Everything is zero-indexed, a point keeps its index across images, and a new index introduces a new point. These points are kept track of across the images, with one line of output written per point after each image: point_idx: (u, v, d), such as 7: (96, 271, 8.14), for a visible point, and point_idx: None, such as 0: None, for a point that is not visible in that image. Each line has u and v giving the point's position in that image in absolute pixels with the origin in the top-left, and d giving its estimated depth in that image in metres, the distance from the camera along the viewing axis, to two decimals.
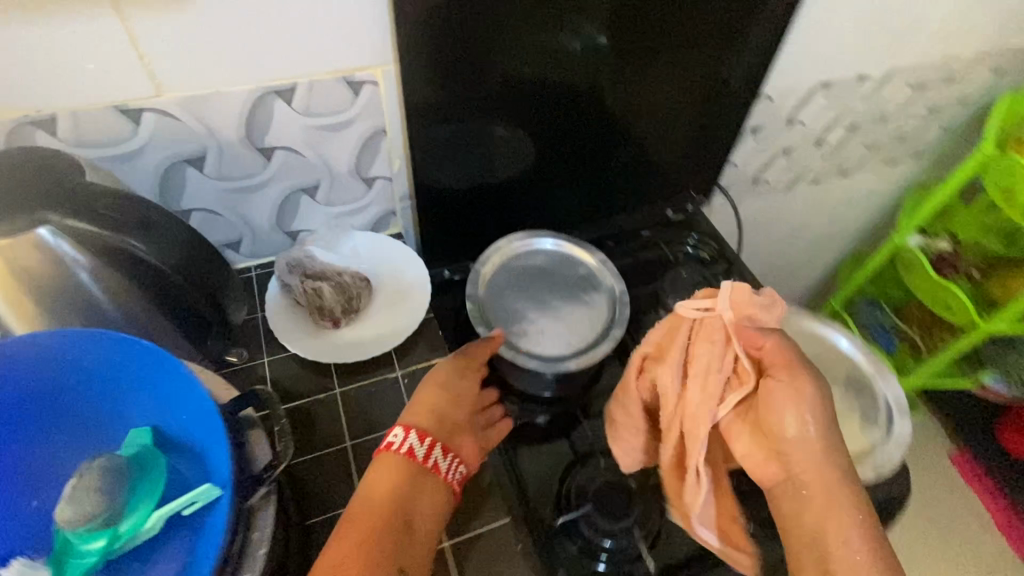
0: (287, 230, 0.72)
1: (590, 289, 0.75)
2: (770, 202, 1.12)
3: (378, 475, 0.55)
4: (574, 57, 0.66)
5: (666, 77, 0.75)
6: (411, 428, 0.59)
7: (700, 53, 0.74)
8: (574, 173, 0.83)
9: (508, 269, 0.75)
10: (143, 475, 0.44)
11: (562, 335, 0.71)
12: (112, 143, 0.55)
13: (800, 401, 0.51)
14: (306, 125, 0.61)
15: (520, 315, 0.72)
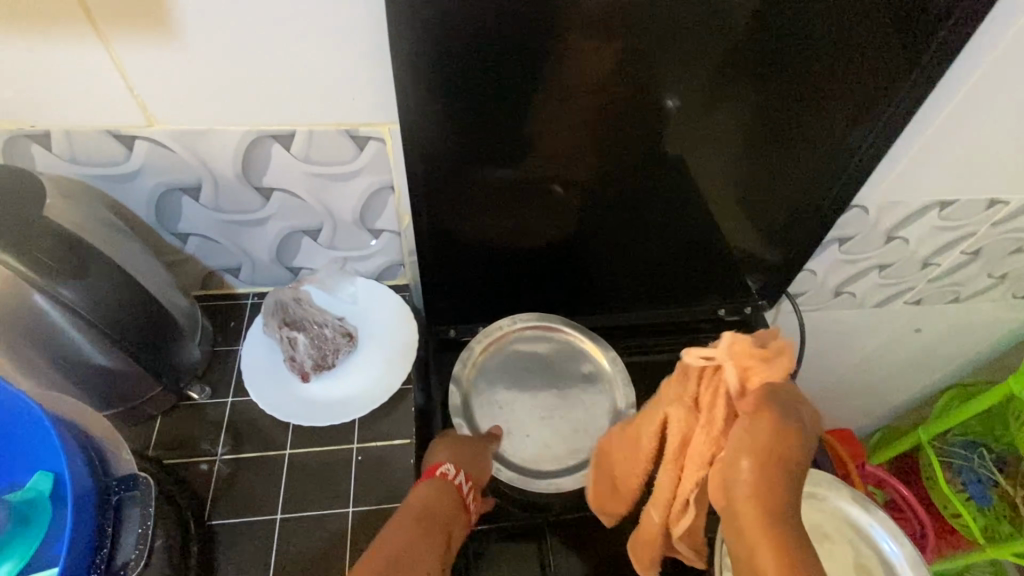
0: (288, 266, 0.69)
1: (593, 394, 0.67)
2: (855, 315, 0.95)
3: (428, 491, 0.54)
4: (634, 121, 0.58)
5: (729, 165, 0.65)
6: (461, 467, 0.57)
7: (776, 145, 0.63)
8: (609, 254, 0.74)
9: (508, 353, 0.69)
10: (19, 531, 0.41)
11: (546, 445, 0.65)
12: (106, 165, 0.54)
13: (758, 443, 0.41)
14: (307, 172, 0.57)
15: (507, 409, 0.66)
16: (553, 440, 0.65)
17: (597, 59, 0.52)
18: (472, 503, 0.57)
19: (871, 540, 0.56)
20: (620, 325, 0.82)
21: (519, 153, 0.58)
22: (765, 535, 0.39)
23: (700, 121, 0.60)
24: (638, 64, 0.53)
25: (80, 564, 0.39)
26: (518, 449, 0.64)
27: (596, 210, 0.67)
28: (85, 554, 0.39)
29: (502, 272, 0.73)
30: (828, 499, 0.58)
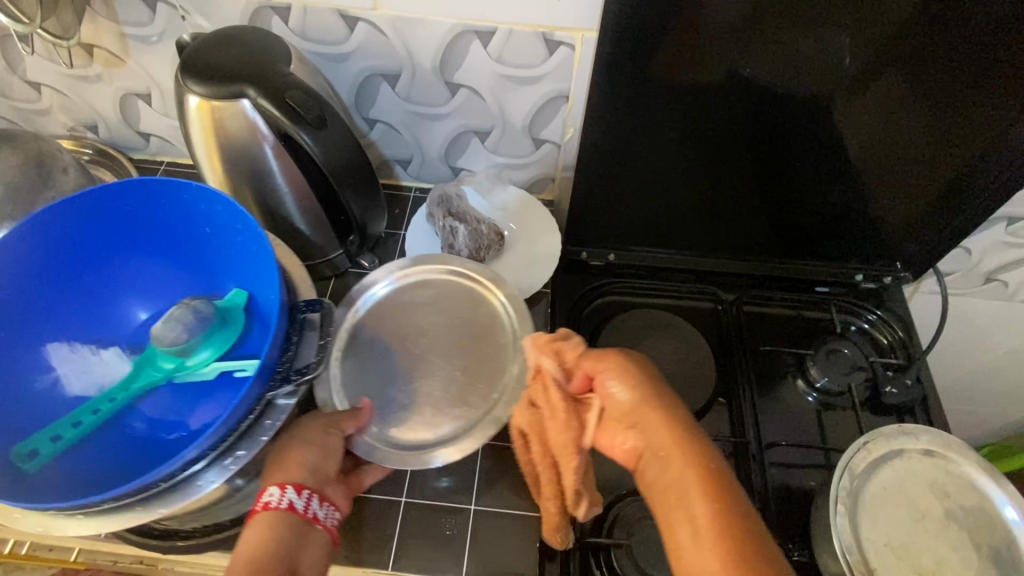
0: (452, 164, 0.74)
1: (488, 346, 0.59)
2: (999, 308, 0.90)
3: (252, 538, 0.43)
4: (811, 66, 0.60)
5: (902, 117, 0.64)
6: (287, 481, 0.46)
7: (959, 101, 0.62)
8: (753, 196, 0.74)
9: (388, 305, 0.61)
10: (219, 330, 0.50)
11: (428, 407, 0.55)
12: (327, 43, 0.61)
13: (621, 372, 0.48)
14: (495, 71, 0.61)
15: (382, 362, 0.58)
16: (438, 399, 0.56)
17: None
18: (318, 511, 0.46)
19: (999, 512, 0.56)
20: (749, 274, 0.83)
21: (699, 74, 0.60)
22: (679, 450, 0.44)
23: (880, 73, 0.60)
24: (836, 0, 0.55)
25: (272, 362, 0.46)
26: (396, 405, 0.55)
27: (755, 145, 0.68)
28: (276, 354, 0.47)
29: (647, 199, 0.75)
30: (956, 464, 0.58)
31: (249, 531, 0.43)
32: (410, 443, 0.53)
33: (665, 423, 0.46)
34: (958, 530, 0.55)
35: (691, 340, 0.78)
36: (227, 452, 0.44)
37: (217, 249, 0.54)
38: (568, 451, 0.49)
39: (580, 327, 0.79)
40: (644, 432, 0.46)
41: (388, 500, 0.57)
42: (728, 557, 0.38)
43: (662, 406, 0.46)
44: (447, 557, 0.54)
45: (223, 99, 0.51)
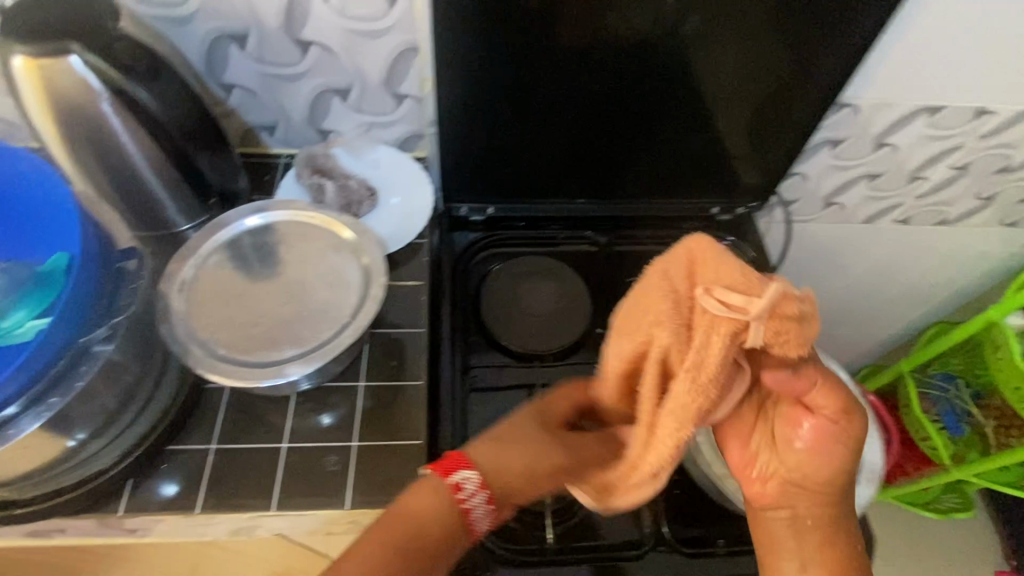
0: (318, 127, 0.75)
1: (339, 271, 0.58)
2: (845, 231, 1.01)
3: (411, 503, 0.50)
4: (637, 13, 0.64)
5: (728, 58, 0.70)
6: (485, 485, 0.52)
7: (774, 38, 0.68)
8: (611, 141, 0.79)
9: (237, 247, 0.59)
10: (33, 289, 0.48)
11: (275, 335, 0.55)
12: (167, 5, 0.61)
13: (834, 436, 0.45)
14: (342, 27, 0.63)
15: (233, 300, 0.57)
16: (290, 326, 0.55)
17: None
18: (476, 525, 0.52)
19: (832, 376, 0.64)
20: (620, 215, 0.89)
21: (535, 22, 0.64)
22: (818, 526, 0.47)
23: (701, 18, 0.65)
24: None
25: (83, 312, 0.50)
26: (250, 335, 0.55)
27: (604, 92, 0.73)
28: (87, 301, 0.50)
29: (513, 151, 0.79)
30: None
31: (416, 488, 0.51)
32: (261, 361, 0.53)
33: (821, 498, 0.46)
34: None
35: (569, 280, 0.83)
36: (39, 400, 0.47)
37: (13, 210, 0.52)
38: (692, 420, 0.44)
39: (466, 277, 0.83)
40: (796, 494, 0.47)
41: (271, 448, 0.58)
42: None
43: (839, 489, 0.46)
44: (334, 493, 0.56)
45: (52, 57, 0.49)
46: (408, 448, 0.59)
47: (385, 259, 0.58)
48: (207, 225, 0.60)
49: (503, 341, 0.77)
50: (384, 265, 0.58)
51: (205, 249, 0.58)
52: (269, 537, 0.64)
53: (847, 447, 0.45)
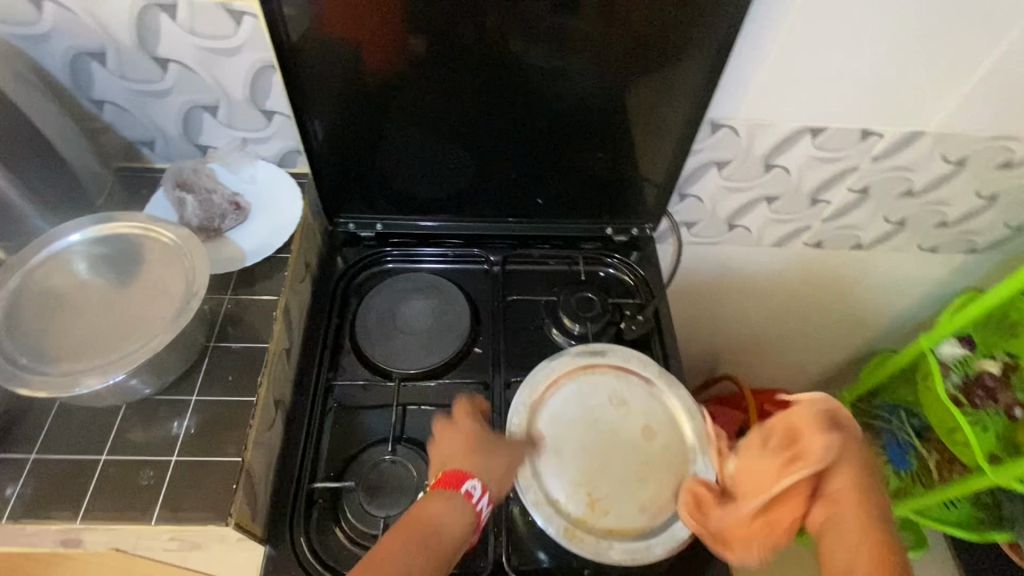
0: (196, 143, 0.77)
1: (165, 281, 0.60)
2: (759, 255, 0.99)
3: (432, 513, 0.54)
4: (486, 32, 0.64)
5: (592, 78, 0.69)
6: (486, 490, 0.57)
7: (633, 58, 0.67)
8: (492, 161, 0.79)
9: (68, 259, 0.61)
10: None
11: (87, 345, 0.55)
12: (22, 24, 0.63)
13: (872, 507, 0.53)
14: (193, 44, 0.65)
15: (55, 312, 0.58)
16: (104, 336, 0.56)
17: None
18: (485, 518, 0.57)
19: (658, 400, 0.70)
20: (514, 235, 0.88)
21: (385, 41, 0.64)
22: None
23: (554, 38, 0.65)
24: None
25: None
26: (62, 345, 0.55)
27: (474, 110, 0.72)
28: None
29: (391, 168, 0.79)
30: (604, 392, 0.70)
31: (431, 498, 0.55)
32: (64, 370, 0.53)
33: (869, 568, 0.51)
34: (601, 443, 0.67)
35: (450, 299, 0.82)
36: None
37: None
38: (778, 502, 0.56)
39: (345, 298, 0.82)
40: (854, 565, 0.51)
41: (86, 460, 0.58)
42: None
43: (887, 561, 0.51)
44: (140, 508, 0.56)
45: None
46: (228, 465, 0.59)
47: (208, 267, 0.59)
48: (39, 239, 0.61)
49: (370, 356, 0.77)
50: (207, 273, 0.59)
51: (33, 260, 0.60)
52: (97, 553, 0.63)
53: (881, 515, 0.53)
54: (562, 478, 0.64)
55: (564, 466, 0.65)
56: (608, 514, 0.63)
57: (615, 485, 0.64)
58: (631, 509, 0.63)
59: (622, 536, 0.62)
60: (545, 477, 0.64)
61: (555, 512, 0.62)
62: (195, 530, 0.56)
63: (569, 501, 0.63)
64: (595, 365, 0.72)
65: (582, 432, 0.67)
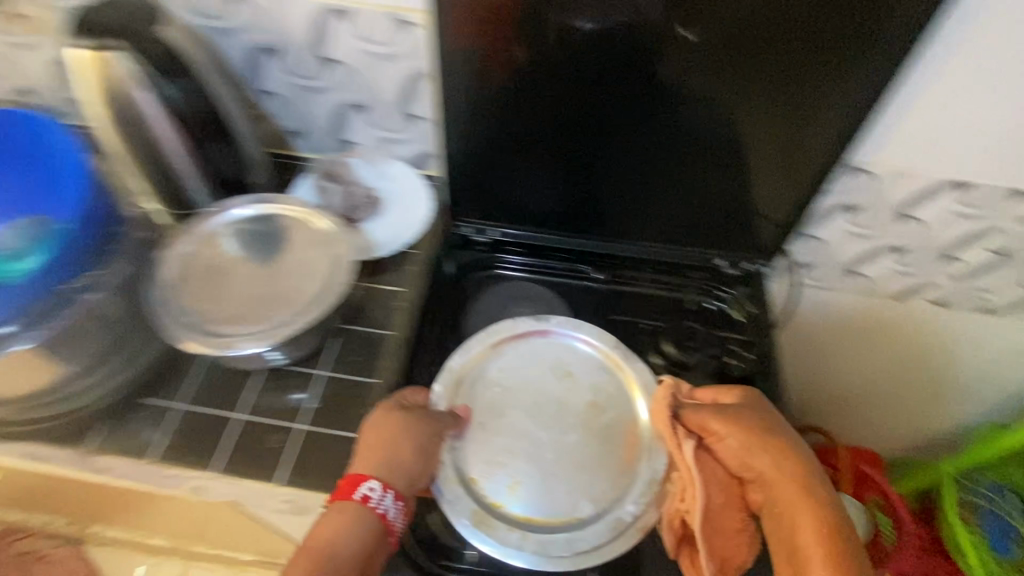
0: (341, 137, 0.82)
1: (312, 264, 0.64)
2: (872, 307, 0.95)
3: (333, 530, 0.54)
4: (635, 59, 0.66)
5: (731, 112, 0.69)
6: (389, 488, 0.57)
7: (776, 96, 0.67)
8: (614, 183, 0.80)
9: (228, 233, 0.66)
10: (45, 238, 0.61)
11: (240, 315, 0.60)
12: (216, 20, 0.70)
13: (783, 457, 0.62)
14: (361, 49, 0.70)
15: (213, 279, 0.63)
16: (255, 308, 0.61)
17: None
18: (397, 522, 0.57)
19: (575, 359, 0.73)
20: (623, 255, 0.88)
21: (537, 61, 0.67)
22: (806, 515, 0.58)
23: (701, 69, 0.66)
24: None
25: (68, 263, 0.59)
26: (219, 311, 0.61)
27: (605, 133, 0.74)
28: (76, 259, 0.60)
29: (517, 180, 0.81)
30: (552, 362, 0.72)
31: (332, 512, 0.56)
32: (221, 335, 0.58)
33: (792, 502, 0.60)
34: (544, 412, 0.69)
35: (555, 313, 0.83)
36: (30, 327, 0.58)
37: (59, 178, 0.64)
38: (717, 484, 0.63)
39: (460, 292, 0.85)
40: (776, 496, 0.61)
41: (225, 415, 0.63)
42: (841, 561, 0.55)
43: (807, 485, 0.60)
44: (269, 468, 0.60)
45: (103, 52, 0.59)
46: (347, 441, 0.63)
47: (354, 258, 0.64)
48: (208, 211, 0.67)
49: None
50: (352, 263, 0.63)
51: (201, 230, 0.66)
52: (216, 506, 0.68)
53: (782, 456, 0.62)
54: (474, 451, 0.66)
55: (484, 435, 0.67)
56: (528, 498, 0.64)
57: (540, 467, 0.66)
58: (555, 493, 0.65)
59: (531, 520, 0.63)
60: (462, 453, 0.66)
61: (466, 493, 0.63)
62: (314, 496, 0.60)
63: (494, 483, 0.65)
64: (546, 344, 0.73)
65: (491, 389, 0.70)
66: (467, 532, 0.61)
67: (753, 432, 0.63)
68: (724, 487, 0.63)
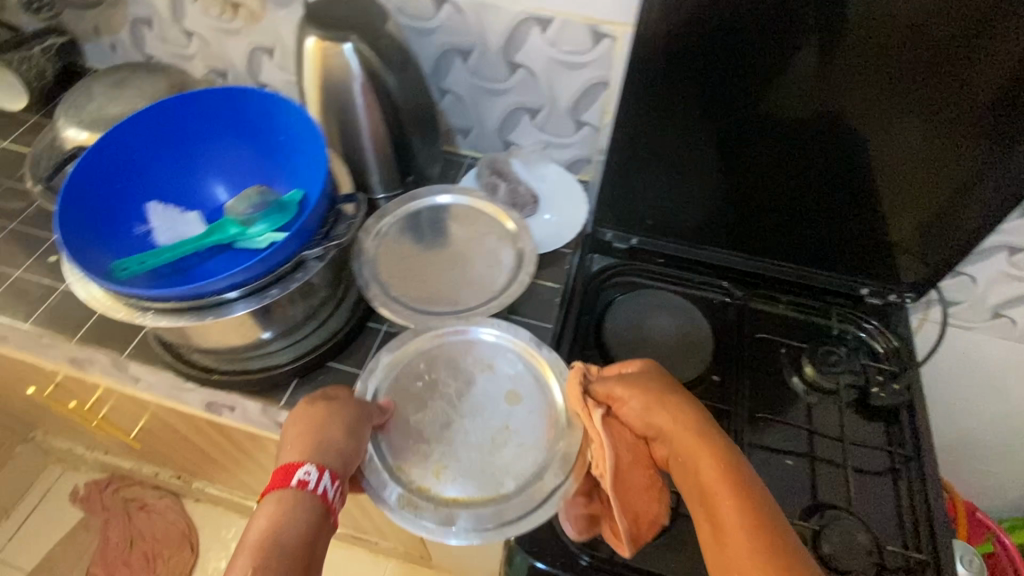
0: (505, 138, 0.87)
1: (497, 255, 0.72)
2: (1010, 352, 0.92)
3: (271, 523, 0.50)
4: (802, 89, 0.67)
5: (890, 146, 0.70)
6: (325, 466, 0.54)
7: (942, 136, 0.67)
8: (756, 204, 0.82)
9: (421, 217, 0.75)
10: (276, 210, 0.64)
11: (436, 293, 0.70)
12: (419, 19, 0.75)
13: (652, 398, 0.59)
14: (549, 56, 0.74)
15: (409, 256, 0.72)
16: (448, 289, 0.70)
17: (806, 27, 0.61)
18: (337, 504, 0.54)
19: (496, 353, 0.67)
20: (763, 277, 0.90)
21: (711, 83, 0.69)
22: (722, 489, 0.52)
23: (868, 104, 0.66)
24: (829, 27, 0.61)
25: (310, 227, 0.59)
26: (417, 288, 0.70)
27: (769, 164, 0.76)
28: (316, 220, 0.59)
29: (670, 197, 0.83)
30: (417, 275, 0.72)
31: (265, 509, 0.52)
32: (423, 309, 0.68)
33: (667, 442, 0.59)
34: (410, 371, 0.66)
35: (695, 323, 0.85)
36: (264, 291, 0.58)
37: (288, 151, 0.66)
38: (642, 464, 0.61)
39: (596, 296, 0.87)
40: (689, 466, 0.56)
41: None
42: (765, 542, 0.48)
43: (700, 445, 0.56)
44: None
45: (332, 42, 0.64)
46: None
47: (535, 253, 0.71)
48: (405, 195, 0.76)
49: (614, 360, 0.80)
50: (533, 258, 0.70)
51: (399, 211, 0.74)
52: None
53: (696, 427, 0.57)
54: (399, 445, 0.62)
55: (405, 421, 0.63)
56: (456, 480, 0.60)
57: (469, 451, 0.62)
58: (488, 472, 0.61)
59: (466, 503, 0.59)
60: (383, 438, 0.62)
61: (391, 479, 0.59)
62: None
63: (420, 469, 0.61)
64: (465, 338, 0.68)
65: (422, 381, 0.65)
66: (397, 518, 0.57)
67: (655, 392, 0.60)
68: (632, 451, 0.61)
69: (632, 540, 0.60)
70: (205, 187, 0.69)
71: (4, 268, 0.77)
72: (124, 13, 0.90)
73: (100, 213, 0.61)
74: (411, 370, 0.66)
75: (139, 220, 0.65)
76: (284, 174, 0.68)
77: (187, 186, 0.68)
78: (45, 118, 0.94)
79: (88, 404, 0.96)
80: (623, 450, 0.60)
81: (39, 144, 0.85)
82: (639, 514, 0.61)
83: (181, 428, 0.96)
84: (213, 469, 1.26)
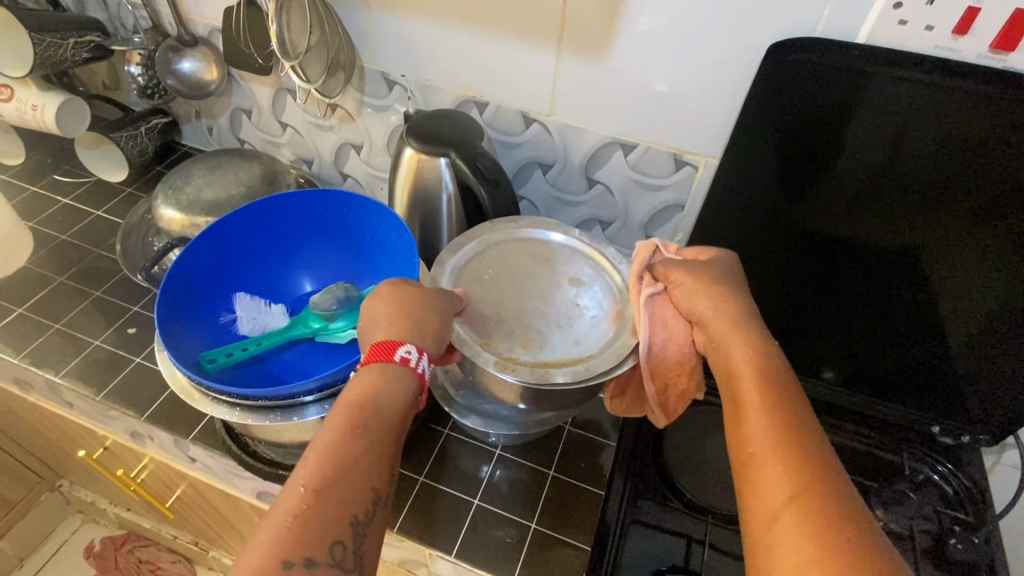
0: None
1: None
2: None
3: (370, 390, 0.49)
4: (858, 213, 0.70)
5: (945, 275, 0.70)
6: (424, 352, 0.52)
7: (1003, 265, 0.66)
8: (816, 323, 0.82)
9: None
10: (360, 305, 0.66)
11: None
12: (509, 133, 0.80)
13: (711, 285, 0.57)
14: (628, 175, 0.77)
15: None
16: None
17: (862, 157, 0.65)
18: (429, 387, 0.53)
19: (554, 248, 0.66)
20: (832, 405, 0.87)
21: (778, 206, 0.72)
22: (758, 401, 0.50)
23: (925, 230, 0.68)
24: (889, 159, 0.65)
25: None
26: None
27: (839, 287, 0.78)
28: None
29: None
30: None
31: (367, 375, 0.50)
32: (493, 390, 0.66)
33: (715, 329, 0.56)
34: (476, 265, 0.64)
35: None
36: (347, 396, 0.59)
37: (374, 251, 0.72)
38: (685, 350, 0.59)
39: None
40: (733, 371, 0.53)
41: (465, 499, 0.69)
42: (799, 461, 0.45)
43: (744, 336, 0.54)
44: (503, 568, 0.65)
45: (430, 154, 0.67)
46: (577, 552, 0.66)
47: None
48: None
49: (676, 482, 0.72)
50: None
51: None
52: None
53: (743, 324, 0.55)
54: (480, 325, 0.59)
55: (477, 301, 0.61)
56: (543, 344, 0.58)
57: (542, 320, 0.60)
58: (565, 336, 0.59)
59: (557, 362, 0.56)
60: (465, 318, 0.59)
61: (484, 348, 0.56)
62: None
63: (503, 339, 0.58)
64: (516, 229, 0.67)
65: (488, 275, 0.63)
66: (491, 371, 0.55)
67: (709, 283, 0.58)
68: (675, 333, 0.58)
69: (663, 409, 0.62)
70: (289, 278, 0.73)
71: (85, 336, 0.79)
72: (225, 102, 0.96)
73: (194, 299, 0.65)
74: (477, 266, 0.63)
75: (226, 309, 0.68)
76: (367, 272, 0.72)
77: (275, 278, 0.72)
78: (137, 191, 0.99)
79: (130, 472, 0.95)
80: (662, 327, 0.58)
81: (131, 217, 0.90)
82: (680, 391, 0.60)
83: (218, 506, 0.94)
84: (234, 543, 1.22)
